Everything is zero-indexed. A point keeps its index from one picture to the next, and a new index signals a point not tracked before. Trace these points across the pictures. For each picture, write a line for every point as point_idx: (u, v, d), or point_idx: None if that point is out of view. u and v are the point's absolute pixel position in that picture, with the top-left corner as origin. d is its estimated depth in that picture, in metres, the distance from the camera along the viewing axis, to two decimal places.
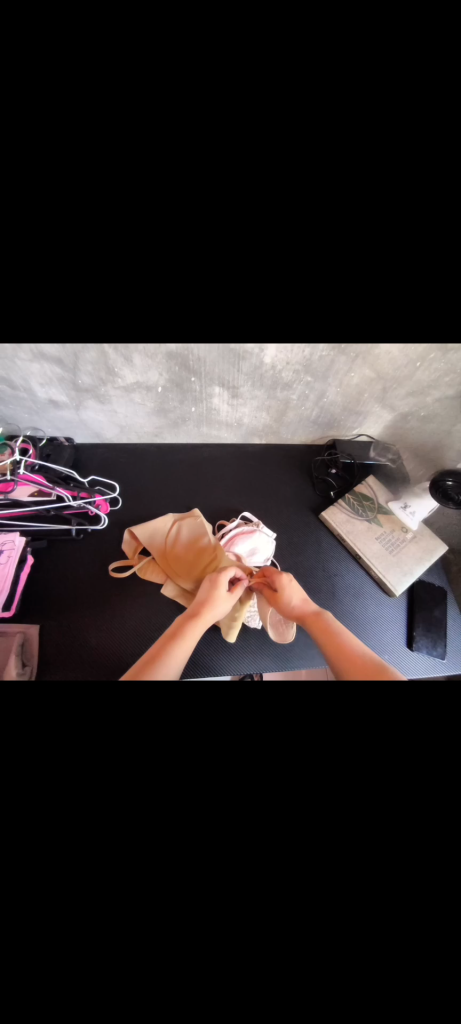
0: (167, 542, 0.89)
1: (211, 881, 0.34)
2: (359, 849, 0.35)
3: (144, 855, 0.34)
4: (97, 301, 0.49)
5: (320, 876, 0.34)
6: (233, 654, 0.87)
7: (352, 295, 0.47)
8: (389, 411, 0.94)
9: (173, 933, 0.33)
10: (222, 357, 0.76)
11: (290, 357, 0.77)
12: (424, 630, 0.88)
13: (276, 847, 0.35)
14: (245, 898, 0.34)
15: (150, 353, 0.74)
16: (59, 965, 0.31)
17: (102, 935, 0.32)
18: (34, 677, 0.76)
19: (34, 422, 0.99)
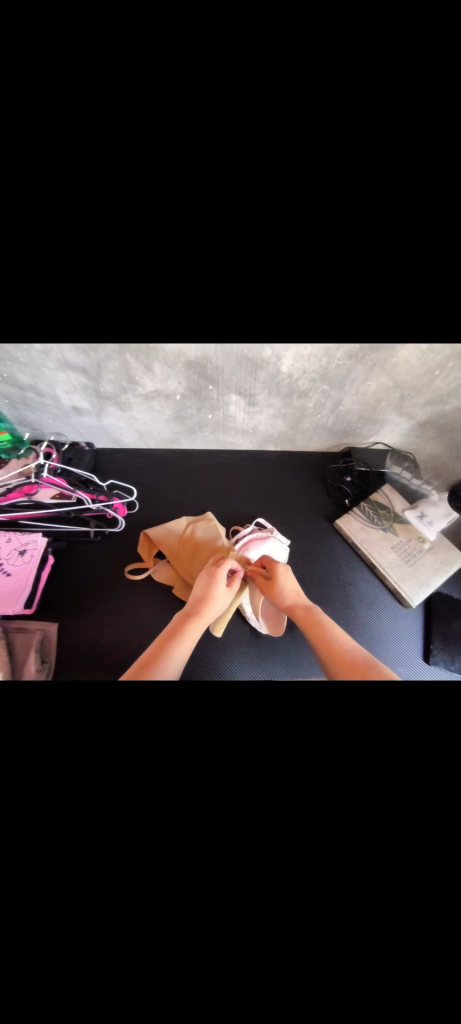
0: (181, 542, 0.91)
1: (215, 891, 0.34)
2: (363, 861, 0.35)
3: (149, 862, 0.34)
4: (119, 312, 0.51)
5: (326, 892, 0.34)
6: (245, 657, 0.86)
7: (370, 305, 0.47)
8: (406, 419, 0.93)
9: (175, 939, 0.33)
10: (240, 366, 0.77)
11: (307, 366, 0.78)
12: (441, 644, 0.85)
13: (284, 857, 0.35)
14: (249, 909, 0.33)
15: (170, 362, 0.77)
16: (59, 968, 0.31)
17: (104, 940, 0.32)
18: (51, 677, 0.77)
19: (57, 427, 1.02)
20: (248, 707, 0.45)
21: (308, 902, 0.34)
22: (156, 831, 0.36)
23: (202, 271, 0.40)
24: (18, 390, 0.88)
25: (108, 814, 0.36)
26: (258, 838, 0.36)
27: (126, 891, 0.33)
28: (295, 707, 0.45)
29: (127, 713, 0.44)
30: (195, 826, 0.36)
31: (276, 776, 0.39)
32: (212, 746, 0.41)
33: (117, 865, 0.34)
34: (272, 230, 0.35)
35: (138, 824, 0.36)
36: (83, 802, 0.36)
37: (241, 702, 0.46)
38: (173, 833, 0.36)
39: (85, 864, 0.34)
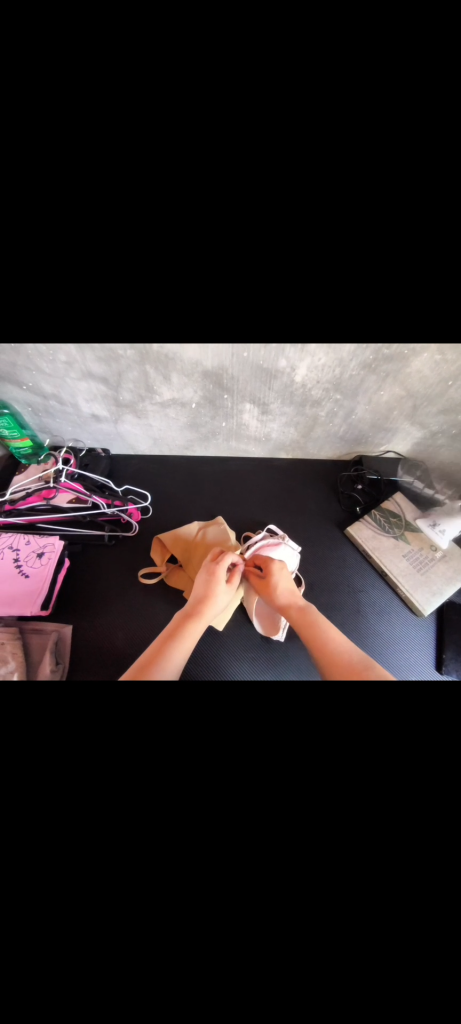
0: (194, 542, 0.93)
1: (231, 896, 0.34)
2: (382, 874, 0.34)
3: (164, 866, 0.34)
4: (142, 324, 0.53)
5: (342, 905, 0.33)
6: (254, 661, 0.87)
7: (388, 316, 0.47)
8: (418, 429, 0.94)
9: (188, 939, 0.33)
10: (254, 376, 0.79)
11: (320, 376, 0.79)
12: (454, 654, 0.84)
13: (302, 867, 0.35)
14: (264, 915, 0.33)
15: (187, 372, 0.79)
16: (74, 966, 0.32)
17: (117, 938, 0.32)
18: (65, 677, 0.79)
19: (75, 433, 1.05)
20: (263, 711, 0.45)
21: (324, 912, 0.33)
22: (173, 836, 0.35)
23: (225, 286, 0.41)
24: (41, 398, 0.91)
25: (126, 819, 0.35)
26: (276, 847, 0.36)
27: (142, 895, 0.33)
28: (313, 707, 0.44)
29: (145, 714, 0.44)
30: (213, 831, 0.36)
31: (297, 785, 0.38)
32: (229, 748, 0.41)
33: (131, 869, 0.34)
34: (298, 252, 0.36)
35: (156, 828, 0.36)
36: (89, 805, 0.36)
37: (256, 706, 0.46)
38: (192, 838, 0.36)
39: (105, 867, 0.34)
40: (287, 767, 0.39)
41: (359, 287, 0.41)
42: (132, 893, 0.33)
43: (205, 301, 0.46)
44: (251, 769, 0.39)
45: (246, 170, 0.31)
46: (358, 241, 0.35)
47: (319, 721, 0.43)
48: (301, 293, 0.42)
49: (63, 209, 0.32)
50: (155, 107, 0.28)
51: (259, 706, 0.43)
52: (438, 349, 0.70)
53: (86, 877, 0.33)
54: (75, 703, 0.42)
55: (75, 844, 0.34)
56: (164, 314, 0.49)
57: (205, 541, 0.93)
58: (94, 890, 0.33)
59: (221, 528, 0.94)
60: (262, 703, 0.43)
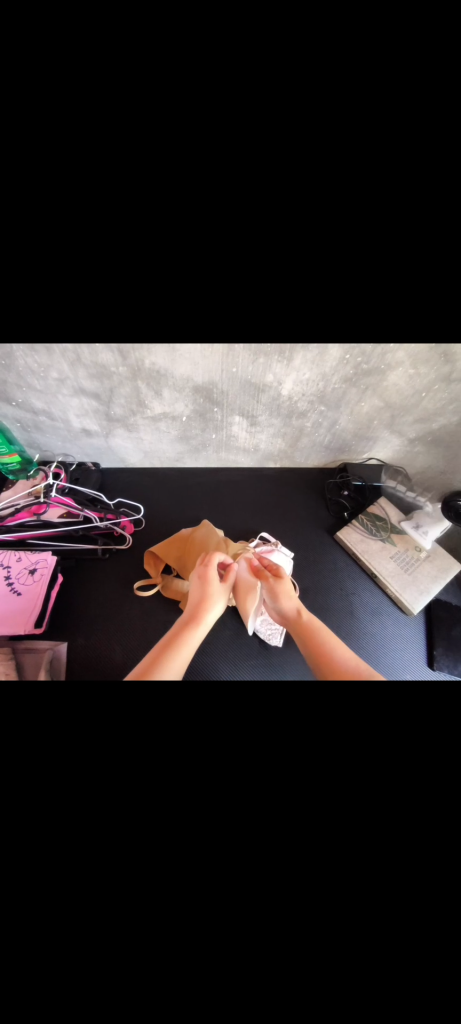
0: (186, 542, 0.95)
1: (269, 900, 0.35)
2: (402, 864, 0.36)
3: (195, 869, 0.35)
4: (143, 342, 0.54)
5: (367, 895, 0.35)
6: (255, 664, 0.89)
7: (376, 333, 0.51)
8: (398, 437, 0.99)
9: (218, 932, 0.34)
10: (244, 390, 0.82)
11: (305, 389, 0.83)
12: (444, 651, 0.89)
13: (322, 858, 0.36)
14: (302, 912, 0.35)
15: (178, 388, 0.81)
16: (108, 959, 0.33)
17: (149, 934, 0.34)
18: (64, 677, 0.80)
19: (66, 448, 1.05)
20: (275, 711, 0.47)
21: (350, 905, 0.35)
22: (197, 837, 0.37)
23: (224, 310, 0.45)
24: (31, 415, 0.91)
25: (151, 823, 0.37)
26: (297, 840, 0.37)
27: (177, 899, 0.35)
28: (324, 707, 0.46)
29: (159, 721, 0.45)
30: (236, 829, 0.37)
31: (312, 780, 0.40)
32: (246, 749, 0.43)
33: (162, 872, 0.35)
34: (290, 284, 0.40)
35: (179, 831, 0.37)
36: (117, 813, 0.36)
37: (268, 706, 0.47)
38: (215, 835, 0.37)
39: (130, 873, 0.35)
40: (303, 764, 0.41)
41: (347, 310, 0.45)
42: (161, 893, 0.34)
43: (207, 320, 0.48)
44: (269, 770, 0.40)
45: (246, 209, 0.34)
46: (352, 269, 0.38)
47: (330, 717, 0.45)
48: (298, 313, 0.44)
49: (81, 243, 0.34)
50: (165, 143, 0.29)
51: (274, 709, 0.45)
52: (413, 363, 0.75)
53: (120, 888, 0.34)
54: (93, 717, 0.42)
55: (105, 853, 0.35)
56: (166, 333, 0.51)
57: (195, 542, 0.94)
58: (129, 898, 0.34)
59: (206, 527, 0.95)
60: (276, 706, 0.45)
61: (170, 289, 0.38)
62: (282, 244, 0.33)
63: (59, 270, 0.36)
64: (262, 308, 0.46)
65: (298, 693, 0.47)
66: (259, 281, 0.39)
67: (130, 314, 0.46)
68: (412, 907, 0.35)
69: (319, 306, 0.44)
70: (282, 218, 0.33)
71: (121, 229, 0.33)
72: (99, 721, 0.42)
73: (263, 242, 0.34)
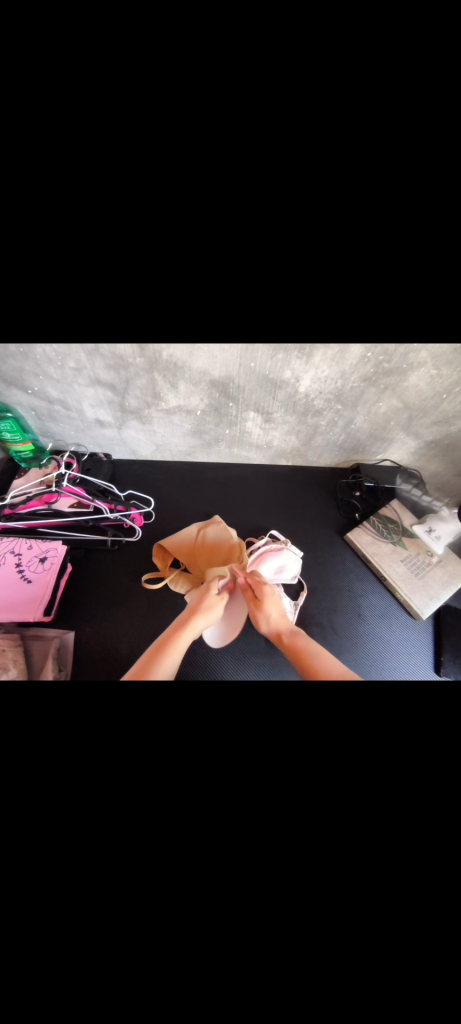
0: (195, 543, 0.95)
1: (273, 896, 0.35)
2: (411, 872, 0.35)
3: (201, 860, 0.36)
4: (154, 327, 0.51)
5: (372, 900, 0.35)
6: (263, 664, 0.89)
7: (402, 322, 0.48)
8: (413, 438, 0.98)
9: (223, 926, 0.35)
10: (260, 386, 0.81)
11: (323, 387, 0.82)
12: (451, 655, 0.88)
13: (329, 859, 0.36)
14: (307, 911, 0.35)
15: (195, 381, 0.81)
16: (113, 948, 0.33)
17: (154, 923, 0.34)
18: (71, 670, 0.80)
19: (78, 439, 1.05)
20: None
21: (360, 906, 0.35)
22: (204, 829, 0.37)
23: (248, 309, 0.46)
24: (45, 404, 0.91)
25: (159, 813, 0.37)
26: (304, 839, 0.37)
27: (183, 889, 0.35)
28: (335, 709, 0.45)
29: (168, 713, 0.44)
30: (243, 824, 0.38)
31: (320, 782, 0.39)
32: None
33: (169, 861, 0.36)
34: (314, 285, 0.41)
35: (187, 823, 0.37)
36: (126, 800, 0.37)
37: None
38: (222, 829, 0.38)
39: (137, 862, 0.35)
40: (311, 764, 0.41)
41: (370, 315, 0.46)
42: (168, 884, 0.35)
43: (230, 309, 0.45)
44: (277, 768, 0.40)
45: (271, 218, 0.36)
46: (389, 254, 0.34)
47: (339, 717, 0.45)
48: (329, 306, 0.42)
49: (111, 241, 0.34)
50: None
51: (282, 709, 0.45)
52: (434, 365, 0.74)
53: (126, 874, 0.35)
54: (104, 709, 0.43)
55: (113, 838, 0.36)
56: (184, 321, 0.49)
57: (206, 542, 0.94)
58: (136, 884, 0.35)
59: (222, 527, 0.95)
60: (285, 706, 0.45)
61: (198, 282, 0.37)
62: (315, 237, 0.32)
63: (92, 268, 0.37)
64: (286, 301, 0.43)
65: (307, 693, 0.47)
66: (280, 284, 0.39)
67: (141, 299, 0.42)
68: (422, 917, 0.34)
69: (345, 311, 0.44)
70: (310, 225, 0.32)
71: (148, 231, 0.33)
72: (113, 715, 0.43)
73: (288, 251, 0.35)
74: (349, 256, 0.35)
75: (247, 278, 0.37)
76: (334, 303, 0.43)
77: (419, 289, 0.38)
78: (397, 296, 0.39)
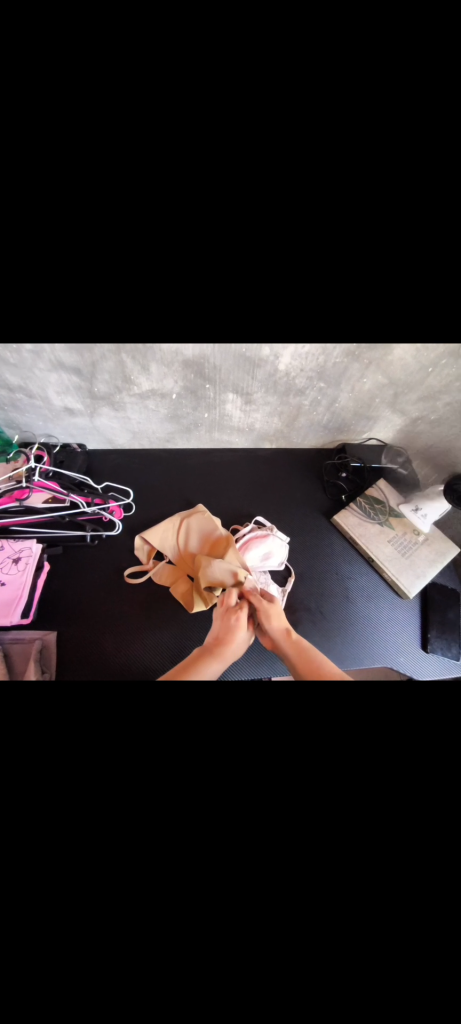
0: (178, 542, 0.91)
1: (262, 905, 0.34)
2: (398, 863, 0.36)
3: (187, 871, 0.35)
4: (113, 302, 0.47)
5: (362, 895, 0.35)
6: (252, 663, 0.86)
7: (368, 296, 0.46)
8: (399, 415, 0.95)
9: (212, 941, 0.33)
10: (238, 364, 0.77)
11: (304, 364, 0.78)
12: (438, 633, 0.88)
13: (318, 861, 0.36)
14: (297, 919, 0.34)
15: (167, 362, 0.75)
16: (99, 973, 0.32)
17: (139, 946, 0.33)
18: (55, 670, 0.78)
19: (48, 429, 0.99)
20: (270, 706, 0.45)
21: (350, 909, 0.34)
22: (188, 842, 0.36)
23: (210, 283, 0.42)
24: (7, 392, 0.85)
25: (142, 830, 0.36)
26: (292, 842, 0.37)
27: (170, 903, 0.34)
28: (310, 706, 0.46)
29: (146, 715, 0.43)
30: (228, 832, 0.37)
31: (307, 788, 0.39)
32: None
33: (154, 874, 0.34)
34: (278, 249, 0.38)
35: (171, 836, 0.36)
36: (109, 814, 0.36)
37: (263, 702, 0.46)
38: (207, 839, 0.36)
39: (119, 885, 0.34)
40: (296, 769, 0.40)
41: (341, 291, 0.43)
42: (152, 904, 0.34)
43: (192, 276, 0.42)
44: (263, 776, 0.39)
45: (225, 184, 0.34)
46: None
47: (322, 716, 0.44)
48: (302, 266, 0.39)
49: None
50: None
51: (263, 710, 0.45)
52: None
53: (104, 900, 0.33)
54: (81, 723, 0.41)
55: (97, 852, 0.34)
56: (146, 291, 0.45)
57: (190, 541, 0.91)
58: (121, 900, 0.33)
59: (205, 519, 0.92)
60: (267, 707, 0.45)
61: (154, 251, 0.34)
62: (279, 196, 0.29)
63: None
64: (259, 263, 0.40)
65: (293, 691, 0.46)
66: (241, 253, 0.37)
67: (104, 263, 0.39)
68: (414, 910, 0.34)
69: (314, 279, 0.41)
70: None
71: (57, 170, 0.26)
72: (94, 722, 0.42)
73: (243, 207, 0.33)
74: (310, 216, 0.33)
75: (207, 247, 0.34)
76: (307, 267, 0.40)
77: None
78: None
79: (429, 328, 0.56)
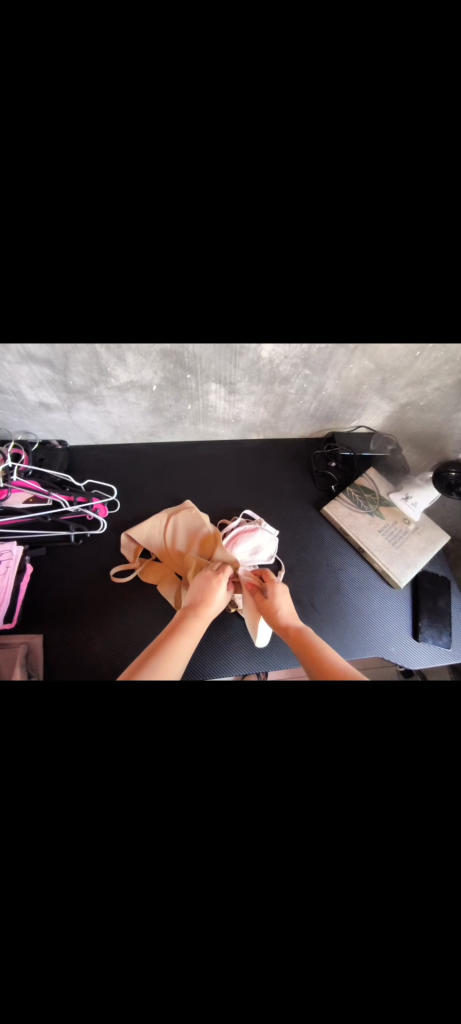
0: (166, 543, 0.88)
1: (248, 914, 0.33)
2: (387, 858, 0.35)
3: (166, 886, 0.33)
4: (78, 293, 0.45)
5: (349, 903, 0.34)
6: (241, 661, 0.84)
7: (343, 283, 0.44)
8: (388, 402, 0.93)
9: (197, 953, 0.32)
10: (219, 353, 0.74)
11: (288, 351, 0.75)
12: (429, 621, 0.88)
13: (306, 863, 0.35)
14: (283, 926, 0.33)
15: (144, 352, 0.73)
16: (81, 988, 0.30)
17: (120, 958, 0.31)
18: (42, 677, 0.75)
19: (24, 425, 0.95)
20: (253, 707, 0.44)
21: (338, 913, 0.33)
22: (172, 853, 0.34)
23: (184, 268, 0.39)
24: None
25: (123, 843, 0.34)
26: (279, 845, 0.35)
27: (146, 925, 0.32)
28: (298, 708, 0.45)
29: (127, 722, 0.42)
30: (213, 841, 0.35)
31: None
32: None
33: (132, 891, 0.32)
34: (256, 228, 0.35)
35: (154, 849, 0.34)
36: (91, 818, 0.34)
37: (247, 703, 0.45)
38: (191, 851, 0.34)
39: (96, 903, 0.32)
40: None
41: None
42: (133, 922, 0.32)
43: None
44: None
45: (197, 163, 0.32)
46: None
47: None
48: None
49: None
50: None
51: (250, 712, 0.44)
52: None
53: (84, 918, 0.31)
54: None
55: (78, 865, 0.33)
56: None
57: (178, 541, 0.89)
58: (104, 917, 0.31)
59: (193, 514, 0.90)
60: (253, 709, 0.44)
61: None
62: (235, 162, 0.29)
63: None
64: None
65: (275, 691, 0.45)
66: None
67: None
68: None
69: None
70: None
71: None
72: (77, 727, 0.41)
73: None
74: None
75: None
76: None
77: None
78: None
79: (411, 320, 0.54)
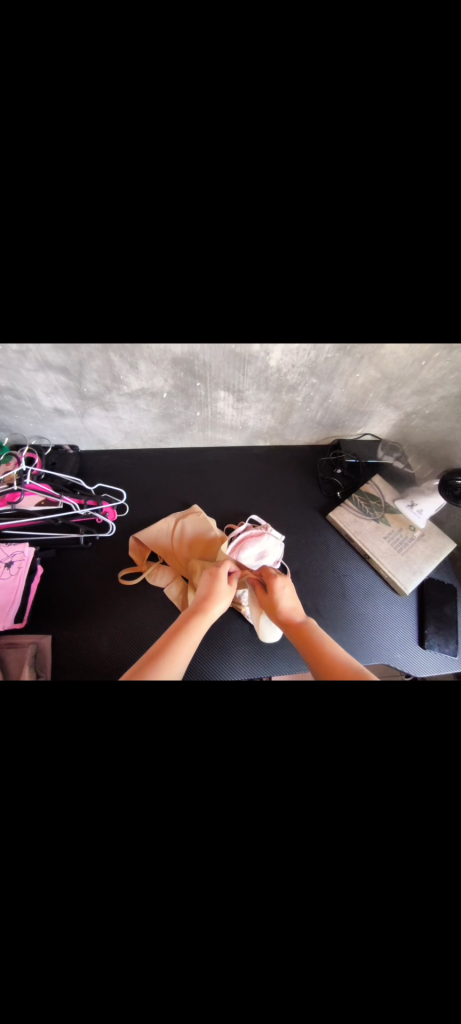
0: (173, 542, 0.90)
1: (250, 902, 0.34)
2: (388, 852, 0.36)
3: (171, 870, 0.34)
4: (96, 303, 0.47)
5: (349, 894, 0.34)
6: (246, 664, 0.85)
7: (349, 296, 0.46)
8: (394, 410, 0.95)
9: (200, 937, 0.33)
10: (228, 361, 0.76)
11: (296, 360, 0.77)
12: (435, 628, 0.88)
13: (307, 855, 0.36)
14: (284, 915, 0.34)
15: (156, 361, 0.75)
16: (88, 968, 0.31)
17: (125, 938, 0.32)
18: (50, 677, 0.77)
19: (38, 430, 0.98)
20: (258, 704, 0.45)
21: (339, 904, 0.34)
22: (176, 838, 0.35)
23: (196, 280, 0.42)
24: None
25: (129, 827, 0.35)
26: (281, 836, 0.36)
27: (151, 906, 0.33)
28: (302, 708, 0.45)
29: (135, 716, 0.43)
30: (217, 829, 0.36)
31: (294, 787, 0.38)
32: (231, 749, 0.41)
33: (138, 873, 0.34)
34: (264, 243, 0.37)
35: (159, 833, 0.35)
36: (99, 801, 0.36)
37: (252, 701, 0.45)
38: (195, 838, 0.36)
39: (103, 882, 0.33)
40: (283, 768, 0.39)
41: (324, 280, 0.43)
42: (138, 902, 0.33)
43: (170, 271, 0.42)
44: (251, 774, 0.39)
45: (212, 178, 0.33)
46: (322, 206, 0.35)
47: (310, 715, 0.44)
48: (280, 264, 0.39)
49: None
50: (111, 103, 0.30)
51: (254, 709, 0.45)
52: None
53: (92, 896, 0.33)
54: (73, 724, 0.42)
55: (84, 843, 0.34)
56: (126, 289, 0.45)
57: (184, 541, 0.90)
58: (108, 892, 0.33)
59: (200, 518, 0.93)
60: (258, 706, 0.45)
61: (135, 243, 0.36)
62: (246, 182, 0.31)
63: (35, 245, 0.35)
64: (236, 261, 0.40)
65: (279, 690, 0.46)
66: (219, 254, 0.38)
67: None
68: (403, 901, 0.34)
69: (291, 278, 0.42)
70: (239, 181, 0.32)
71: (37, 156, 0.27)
72: (88, 718, 0.42)
73: (218, 204, 0.34)
74: (280, 214, 0.35)
75: (185, 242, 0.36)
76: (281, 268, 0.40)
77: (356, 236, 0.37)
78: (341, 240, 0.37)
79: (415, 330, 0.56)
